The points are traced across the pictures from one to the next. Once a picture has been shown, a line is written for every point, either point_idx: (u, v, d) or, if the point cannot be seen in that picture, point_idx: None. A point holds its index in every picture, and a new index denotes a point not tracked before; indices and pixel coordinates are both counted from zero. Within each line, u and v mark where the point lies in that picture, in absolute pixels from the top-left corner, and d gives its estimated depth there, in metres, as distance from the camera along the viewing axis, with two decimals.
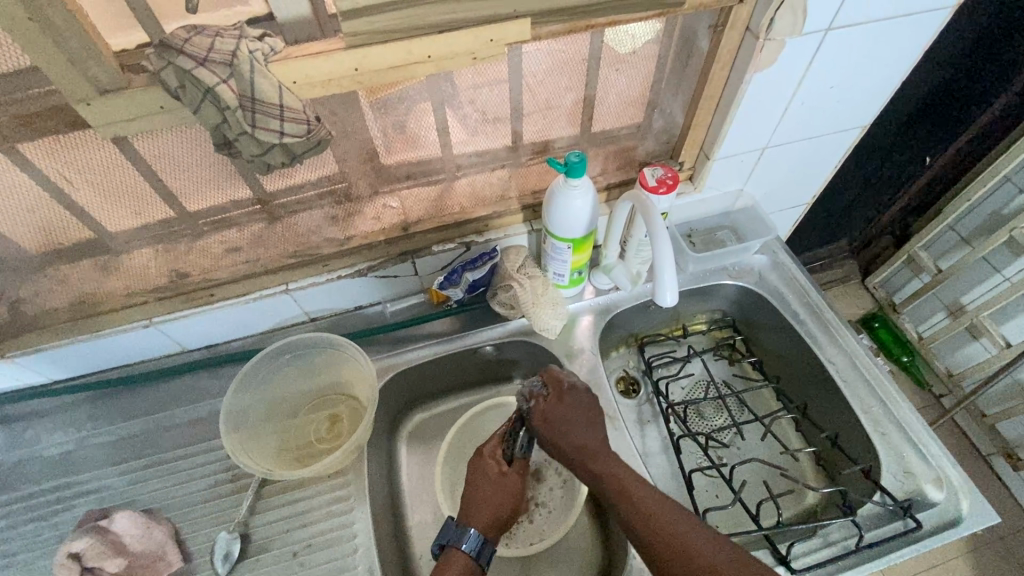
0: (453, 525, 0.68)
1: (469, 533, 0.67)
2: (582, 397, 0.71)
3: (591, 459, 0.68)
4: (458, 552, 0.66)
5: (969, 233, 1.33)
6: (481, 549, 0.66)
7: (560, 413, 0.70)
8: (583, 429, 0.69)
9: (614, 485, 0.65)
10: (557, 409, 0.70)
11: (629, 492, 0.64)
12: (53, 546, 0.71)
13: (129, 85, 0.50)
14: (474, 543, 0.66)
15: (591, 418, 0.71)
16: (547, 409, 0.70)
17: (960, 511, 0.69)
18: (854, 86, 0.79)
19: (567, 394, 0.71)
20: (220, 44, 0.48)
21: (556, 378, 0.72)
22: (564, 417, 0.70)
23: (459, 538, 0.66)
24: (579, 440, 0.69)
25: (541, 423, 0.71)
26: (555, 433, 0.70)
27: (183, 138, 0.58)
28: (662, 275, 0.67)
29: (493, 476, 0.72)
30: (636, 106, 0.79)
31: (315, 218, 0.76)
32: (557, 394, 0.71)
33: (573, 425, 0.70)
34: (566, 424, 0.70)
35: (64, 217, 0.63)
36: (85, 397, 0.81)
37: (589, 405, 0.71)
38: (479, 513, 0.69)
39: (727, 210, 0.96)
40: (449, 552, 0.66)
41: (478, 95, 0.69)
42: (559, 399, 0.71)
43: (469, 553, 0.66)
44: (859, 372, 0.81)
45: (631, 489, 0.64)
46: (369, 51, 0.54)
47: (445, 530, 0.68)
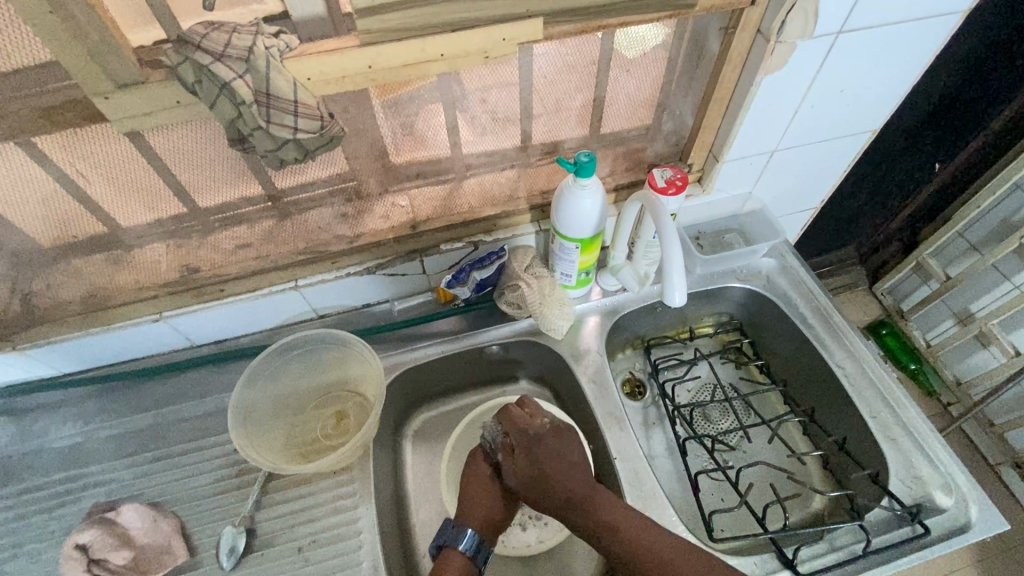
0: (451, 524, 0.68)
1: (466, 532, 0.67)
2: (551, 440, 0.70)
3: (576, 512, 0.66)
4: (454, 553, 0.66)
5: (978, 240, 1.32)
6: (478, 549, 0.67)
7: (533, 470, 0.68)
8: (564, 480, 0.67)
9: (608, 530, 0.65)
10: (527, 467, 0.68)
11: (620, 529, 0.64)
12: (60, 538, 0.71)
13: (146, 80, 0.51)
14: (471, 544, 0.66)
15: (571, 467, 0.69)
16: (518, 467, 0.69)
17: (969, 517, 0.69)
18: (864, 90, 0.79)
19: (536, 446, 0.69)
20: (237, 39, 0.49)
21: (522, 430, 0.70)
22: (539, 471, 0.68)
23: (455, 538, 0.66)
24: (561, 491, 0.67)
25: (514, 482, 0.69)
26: (532, 487, 0.68)
27: (197, 133, 0.59)
28: (671, 275, 0.67)
29: (487, 477, 0.72)
30: (646, 108, 0.79)
31: (326, 216, 0.77)
32: (524, 447, 0.69)
33: (553, 479, 0.67)
34: (543, 480, 0.68)
35: (78, 210, 0.64)
36: (93, 390, 0.82)
37: (566, 452, 0.69)
38: (476, 513, 0.69)
39: (736, 212, 0.96)
40: (446, 552, 0.66)
41: (488, 95, 0.69)
42: (528, 454, 0.69)
43: (465, 553, 0.66)
44: (867, 376, 0.80)
45: (621, 527, 0.65)
46: (382, 49, 0.54)
47: (443, 530, 0.68)
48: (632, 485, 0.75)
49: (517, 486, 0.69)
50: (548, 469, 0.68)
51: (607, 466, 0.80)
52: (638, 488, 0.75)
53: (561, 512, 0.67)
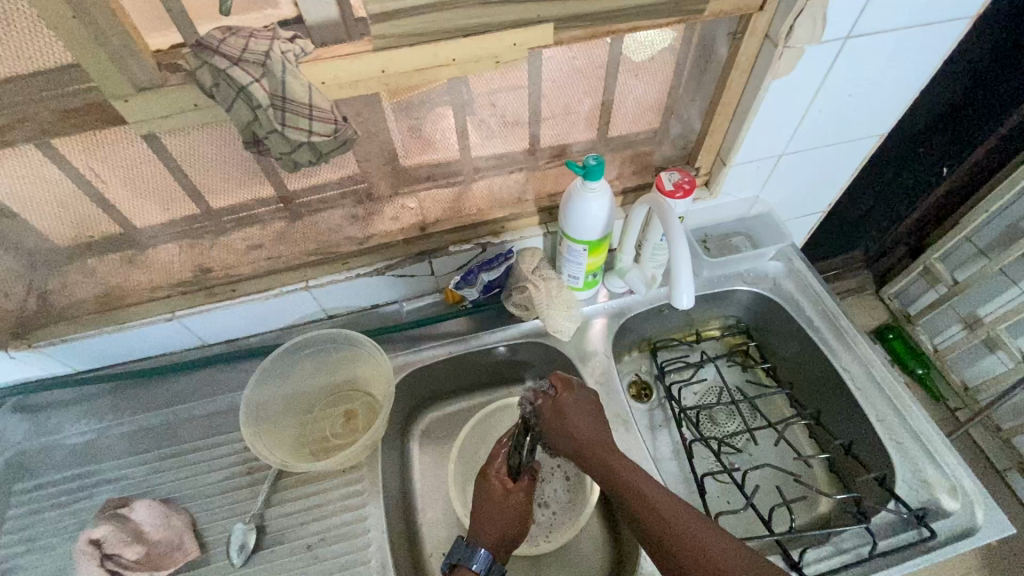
0: (462, 544, 0.68)
1: (479, 552, 0.66)
2: (592, 396, 0.72)
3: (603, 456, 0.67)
4: (468, 571, 0.65)
5: (986, 244, 1.32)
6: (491, 567, 0.66)
7: (571, 412, 0.70)
8: (600, 426, 0.69)
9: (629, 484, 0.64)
10: (569, 404, 0.71)
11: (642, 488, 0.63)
12: (73, 533, 0.72)
13: (164, 84, 0.52)
14: (484, 562, 0.66)
15: (603, 419, 0.71)
16: (556, 404, 0.71)
17: (976, 521, 0.69)
18: (872, 95, 0.79)
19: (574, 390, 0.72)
20: (254, 44, 0.50)
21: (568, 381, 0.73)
22: (577, 414, 0.70)
23: (469, 557, 0.65)
24: (595, 437, 0.68)
25: (552, 421, 0.71)
26: (569, 427, 0.69)
27: (212, 136, 0.60)
28: (679, 278, 0.68)
29: (497, 497, 0.72)
30: (654, 112, 0.80)
31: (336, 217, 0.78)
32: (565, 388, 0.72)
33: (590, 424, 0.70)
34: (579, 421, 0.70)
35: (94, 210, 0.65)
36: (105, 388, 0.83)
37: (598, 405, 0.72)
38: (488, 532, 0.69)
39: (743, 216, 0.96)
40: (458, 570, 0.66)
41: (498, 99, 0.70)
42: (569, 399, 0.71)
43: (479, 572, 0.65)
44: (874, 380, 0.81)
45: (647, 491, 0.63)
46: (395, 54, 0.55)
47: (455, 549, 0.68)
48: None
49: (553, 426, 0.71)
50: (582, 415, 0.70)
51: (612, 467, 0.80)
52: None
53: (596, 454, 0.67)
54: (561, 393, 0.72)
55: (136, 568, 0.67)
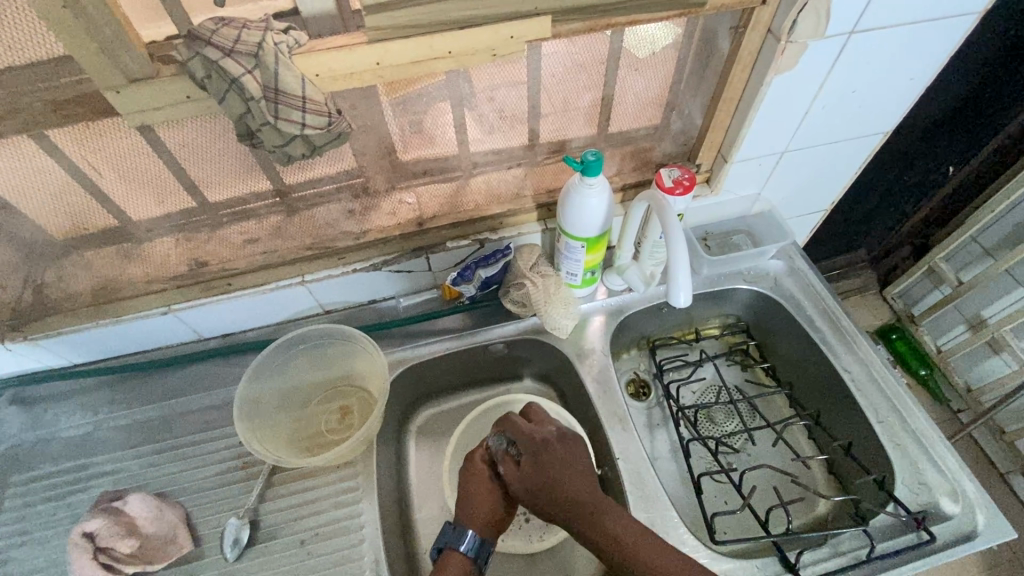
0: (451, 527, 0.68)
1: (467, 534, 0.66)
2: (559, 449, 0.69)
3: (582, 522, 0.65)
4: (455, 553, 0.66)
5: (992, 245, 1.31)
6: (479, 549, 0.66)
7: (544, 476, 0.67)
8: (575, 485, 0.66)
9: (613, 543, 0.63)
10: (535, 471, 0.68)
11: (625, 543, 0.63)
12: (67, 526, 0.72)
13: (157, 75, 0.51)
14: (472, 544, 0.66)
15: (581, 474, 0.68)
16: (522, 476, 0.68)
17: (976, 525, 0.68)
18: (877, 91, 0.78)
19: (543, 452, 0.68)
20: (246, 35, 0.50)
21: (528, 438, 0.70)
22: (546, 479, 0.67)
23: (456, 539, 0.66)
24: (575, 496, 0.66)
25: (521, 490, 0.68)
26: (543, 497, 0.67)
27: (207, 128, 0.60)
28: (676, 275, 0.67)
29: (480, 477, 0.71)
30: (655, 107, 0.79)
31: (333, 212, 0.77)
32: (531, 456, 0.69)
33: (565, 484, 0.66)
34: (553, 478, 0.67)
35: (88, 203, 0.65)
36: (102, 381, 0.83)
37: (571, 457, 0.69)
38: (476, 514, 0.68)
39: (745, 213, 0.95)
40: (446, 553, 0.66)
41: (496, 94, 0.69)
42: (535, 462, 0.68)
43: (467, 554, 0.65)
44: (875, 382, 0.80)
45: (638, 550, 0.63)
46: (390, 45, 0.54)
47: (444, 532, 0.68)
48: (634, 485, 0.75)
49: (526, 496, 0.68)
50: (558, 476, 0.67)
51: (609, 465, 0.79)
52: (640, 488, 0.75)
53: (578, 521, 0.65)
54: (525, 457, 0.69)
55: (129, 561, 0.67)
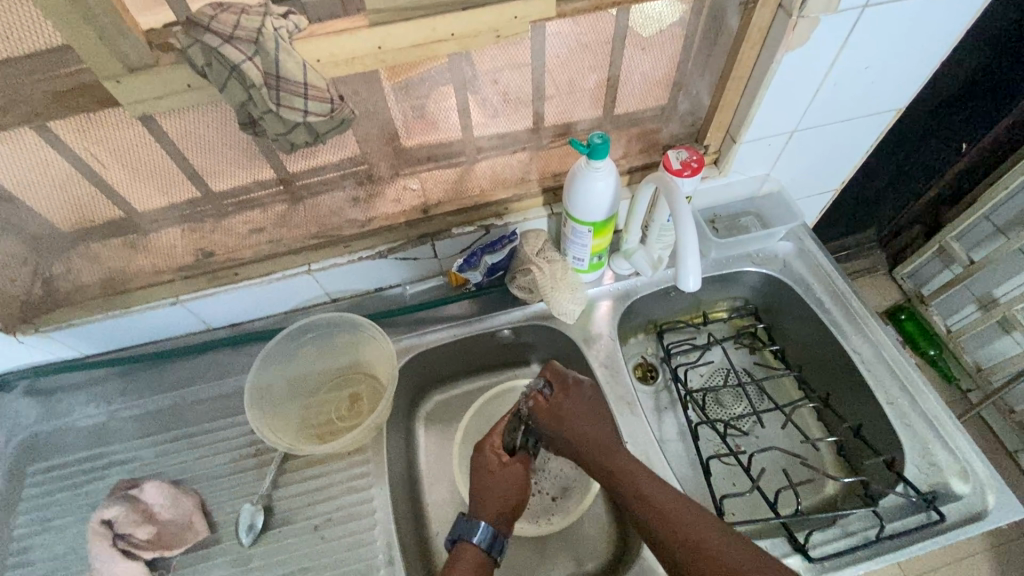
0: (463, 519, 0.68)
1: (479, 524, 0.66)
2: (586, 391, 0.72)
3: (601, 454, 0.67)
4: (469, 545, 0.66)
5: (1004, 223, 1.30)
6: (492, 542, 0.66)
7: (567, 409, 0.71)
8: (593, 423, 0.69)
9: (624, 478, 0.65)
10: (561, 405, 0.71)
11: (636, 478, 0.64)
12: (86, 513, 0.73)
13: (157, 63, 0.51)
14: (484, 535, 0.66)
15: (600, 416, 0.71)
16: (549, 408, 0.71)
17: (987, 504, 0.67)
18: (890, 66, 0.76)
19: (570, 389, 0.72)
20: (245, 21, 0.49)
21: (558, 374, 0.73)
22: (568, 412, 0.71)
23: (469, 531, 0.66)
24: (590, 434, 0.69)
25: (546, 422, 0.71)
26: (563, 429, 0.70)
27: (209, 117, 0.59)
28: (685, 258, 0.66)
29: (495, 470, 0.71)
30: (661, 88, 0.78)
31: (337, 200, 0.77)
32: (561, 390, 0.72)
33: (584, 419, 0.70)
34: (573, 419, 0.70)
35: (93, 194, 0.64)
36: (114, 372, 0.83)
37: (597, 399, 0.72)
38: (488, 505, 0.69)
39: (753, 195, 0.94)
40: (461, 545, 0.66)
41: (499, 76, 0.68)
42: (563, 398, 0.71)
43: (480, 545, 0.65)
44: (885, 362, 0.79)
45: (643, 489, 0.63)
46: (392, 29, 0.53)
47: (456, 525, 0.68)
48: None
49: (548, 426, 0.71)
50: (578, 414, 0.70)
51: (617, 450, 0.79)
52: (648, 472, 0.75)
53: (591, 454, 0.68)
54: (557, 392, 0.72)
55: (148, 547, 0.68)
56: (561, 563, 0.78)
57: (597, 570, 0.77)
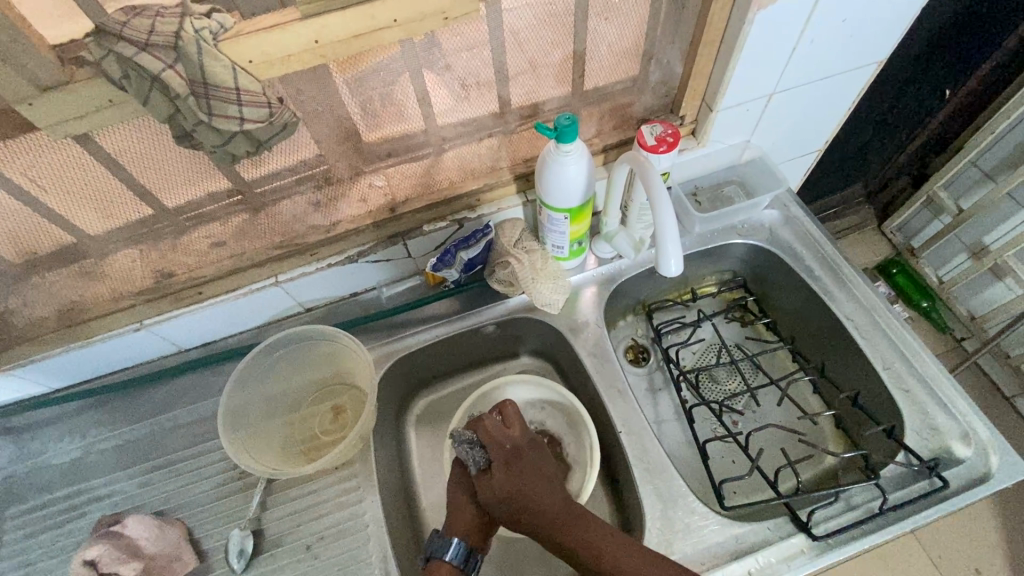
0: (435, 535, 0.64)
1: (453, 541, 0.63)
2: (530, 459, 0.67)
3: (559, 531, 0.62)
4: (442, 562, 0.63)
5: (992, 168, 1.27)
6: (466, 558, 0.63)
7: (504, 486, 0.64)
8: (542, 496, 0.63)
9: (589, 553, 0.60)
10: (506, 482, 0.64)
11: (599, 551, 0.60)
12: (70, 553, 0.71)
13: (71, 80, 0.46)
14: (457, 552, 0.63)
15: (546, 483, 0.65)
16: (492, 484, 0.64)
17: (990, 466, 0.66)
18: (870, 18, 0.72)
19: (513, 463, 0.65)
20: (160, 24, 0.44)
21: (499, 445, 0.66)
22: (516, 490, 0.64)
23: (441, 548, 0.62)
24: (543, 508, 0.63)
25: (490, 499, 0.64)
26: (513, 507, 0.63)
27: (143, 131, 0.54)
28: (665, 240, 0.61)
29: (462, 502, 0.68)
30: (631, 58, 0.73)
31: (298, 205, 0.72)
32: (502, 464, 0.65)
33: (529, 497, 0.63)
34: (520, 496, 0.63)
35: (32, 226, 0.60)
36: (87, 404, 0.80)
37: (542, 465, 0.67)
38: (456, 524, 0.66)
39: (734, 163, 0.90)
40: (434, 563, 0.63)
41: (458, 59, 0.63)
42: (508, 471, 0.65)
43: (453, 562, 0.62)
44: (878, 326, 0.77)
45: (606, 551, 0.60)
46: (328, 20, 0.49)
47: (429, 541, 0.64)
48: (639, 458, 0.72)
49: (493, 503, 0.64)
50: (525, 488, 0.64)
51: (611, 440, 0.77)
52: (645, 460, 0.72)
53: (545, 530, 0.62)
54: (496, 467, 0.65)
55: None
56: (563, 558, 0.76)
57: None
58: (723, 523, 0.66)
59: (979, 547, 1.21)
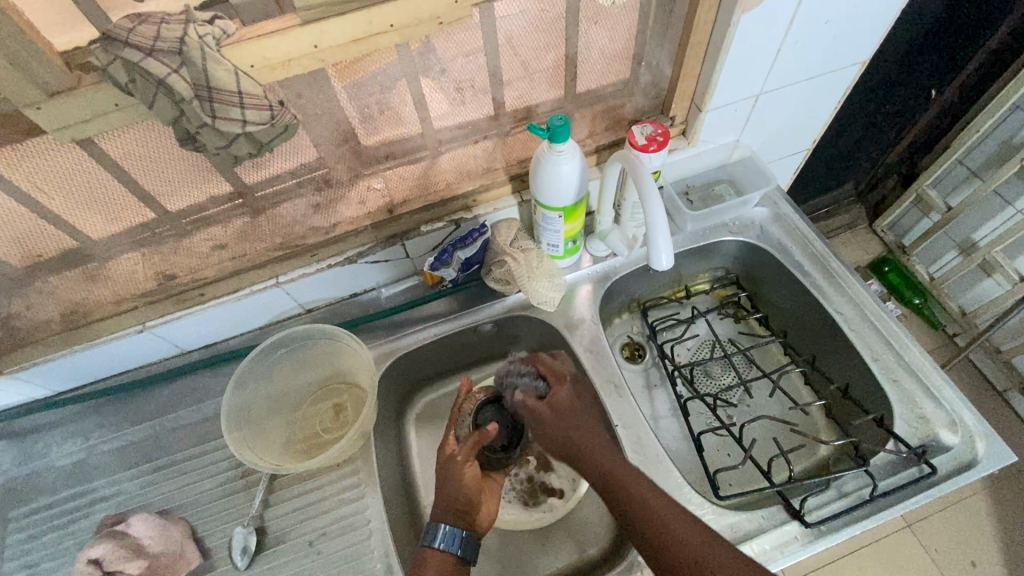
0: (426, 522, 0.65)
1: (441, 528, 0.64)
2: (582, 395, 0.68)
3: (604, 459, 0.62)
4: (431, 551, 0.63)
5: (978, 166, 1.30)
6: (458, 544, 0.63)
7: (562, 404, 0.66)
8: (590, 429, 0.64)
9: (630, 501, 0.59)
10: (563, 403, 0.66)
11: (644, 499, 0.59)
12: (74, 553, 0.72)
13: (78, 85, 0.48)
14: (447, 540, 0.63)
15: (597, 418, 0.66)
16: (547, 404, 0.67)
17: (976, 454, 0.68)
18: (852, 20, 0.74)
19: (565, 384, 0.68)
20: (166, 31, 0.46)
21: (559, 374, 0.68)
22: (568, 413, 0.65)
23: (430, 536, 0.63)
24: (593, 440, 0.63)
25: (541, 416, 0.66)
26: (562, 426, 0.65)
27: (147, 134, 0.56)
28: (656, 236, 0.63)
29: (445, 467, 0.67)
30: (621, 61, 0.75)
31: (298, 208, 0.73)
32: (557, 383, 0.68)
33: (579, 424, 0.65)
34: (573, 419, 0.65)
35: (37, 230, 0.61)
36: (89, 406, 0.81)
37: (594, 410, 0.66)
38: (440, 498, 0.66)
39: (724, 162, 0.93)
40: (426, 552, 0.63)
41: (453, 64, 0.65)
42: (562, 396, 0.67)
43: (442, 548, 0.63)
44: (867, 320, 0.79)
45: (649, 501, 0.59)
46: (326, 25, 0.50)
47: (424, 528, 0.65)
48: (635, 451, 0.74)
49: (545, 423, 0.66)
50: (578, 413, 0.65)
51: None
52: (641, 453, 0.73)
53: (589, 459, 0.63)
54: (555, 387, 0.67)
55: None
56: (562, 552, 0.77)
57: (599, 555, 0.77)
58: (718, 512, 0.68)
59: (975, 540, 1.23)
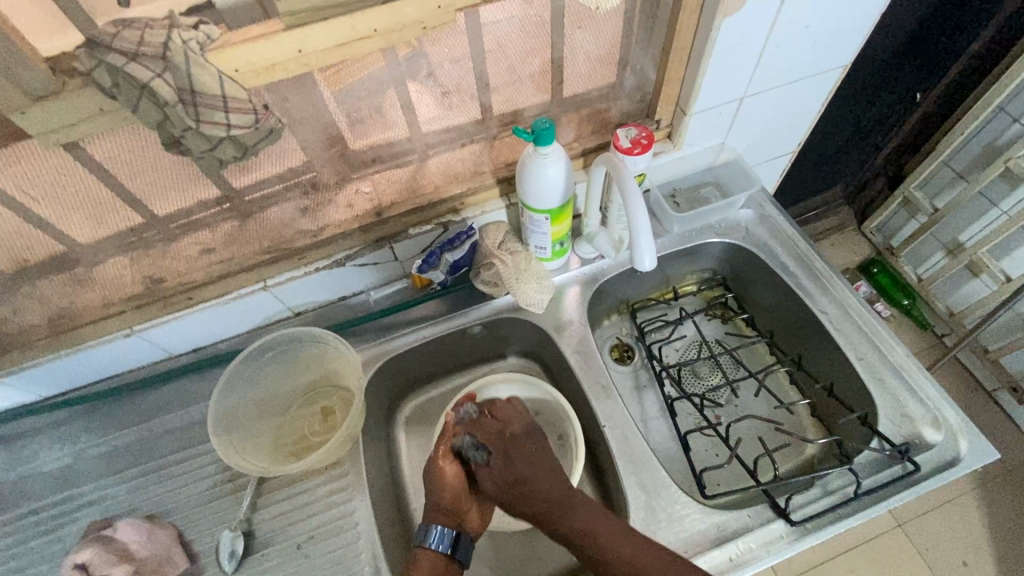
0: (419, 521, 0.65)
1: (431, 528, 0.64)
2: (528, 449, 0.66)
3: (557, 512, 0.62)
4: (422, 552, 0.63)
5: (963, 168, 1.31)
6: (450, 542, 0.63)
7: (506, 467, 0.64)
8: (540, 482, 0.63)
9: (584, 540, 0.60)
10: (504, 467, 0.64)
11: (596, 534, 0.60)
12: (60, 559, 0.71)
13: (62, 89, 0.48)
14: (439, 540, 0.63)
15: (546, 466, 0.65)
16: (492, 473, 0.65)
17: (958, 451, 0.69)
18: (832, 25, 0.75)
19: (510, 445, 0.66)
20: (149, 35, 0.46)
21: (496, 432, 0.67)
22: (516, 475, 0.64)
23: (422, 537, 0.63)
24: (544, 490, 0.63)
25: (490, 486, 0.65)
26: (514, 493, 0.64)
27: (132, 139, 0.56)
28: (638, 238, 0.64)
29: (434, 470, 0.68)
30: (606, 65, 0.76)
31: (286, 211, 0.74)
32: (499, 451, 0.66)
33: (530, 484, 0.63)
34: (521, 480, 0.64)
35: (22, 235, 0.61)
36: (77, 411, 0.81)
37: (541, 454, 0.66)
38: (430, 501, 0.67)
39: (710, 165, 0.93)
40: (418, 551, 0.63)
41: (439, 69, 0.66)
42: (502, 456, 0.65)
43: (434, 550, 0.63)
44: (852, 319, 0.80)
45: (602, 539, 0.60)
46: (309, 29, 0.51)
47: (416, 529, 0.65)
48: (623, 451, 0.74)
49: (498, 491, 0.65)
50: (527, 472, 0.64)
51: (596, 436, 0.79)
52: (629, 453, 0.74)
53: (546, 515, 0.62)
54: (493, 452, 0.65)
55: None
56: (552, 553, 0.78)
57: None
58: (704, 512, 0.68)
59: (965, 539, 1.23)
